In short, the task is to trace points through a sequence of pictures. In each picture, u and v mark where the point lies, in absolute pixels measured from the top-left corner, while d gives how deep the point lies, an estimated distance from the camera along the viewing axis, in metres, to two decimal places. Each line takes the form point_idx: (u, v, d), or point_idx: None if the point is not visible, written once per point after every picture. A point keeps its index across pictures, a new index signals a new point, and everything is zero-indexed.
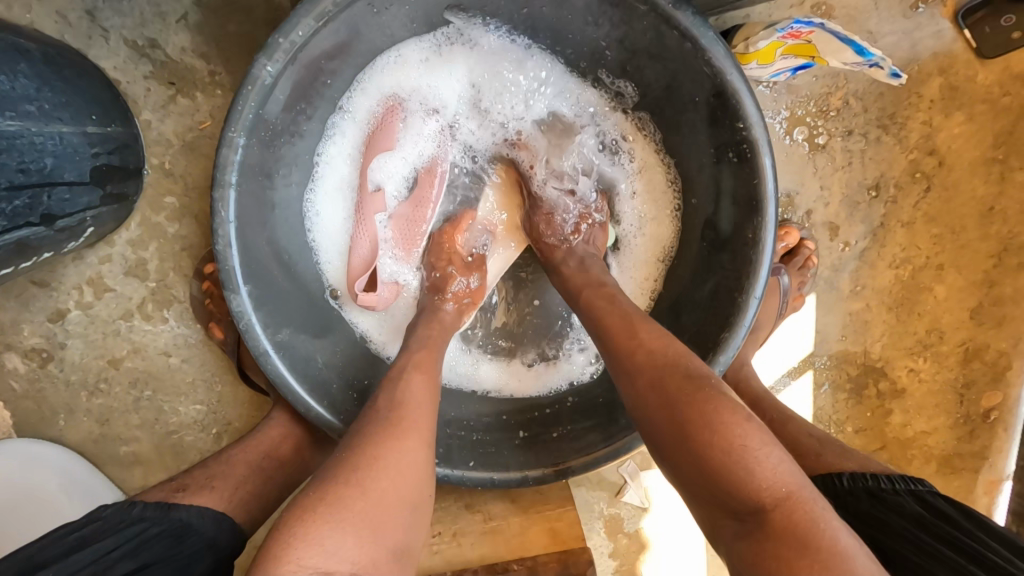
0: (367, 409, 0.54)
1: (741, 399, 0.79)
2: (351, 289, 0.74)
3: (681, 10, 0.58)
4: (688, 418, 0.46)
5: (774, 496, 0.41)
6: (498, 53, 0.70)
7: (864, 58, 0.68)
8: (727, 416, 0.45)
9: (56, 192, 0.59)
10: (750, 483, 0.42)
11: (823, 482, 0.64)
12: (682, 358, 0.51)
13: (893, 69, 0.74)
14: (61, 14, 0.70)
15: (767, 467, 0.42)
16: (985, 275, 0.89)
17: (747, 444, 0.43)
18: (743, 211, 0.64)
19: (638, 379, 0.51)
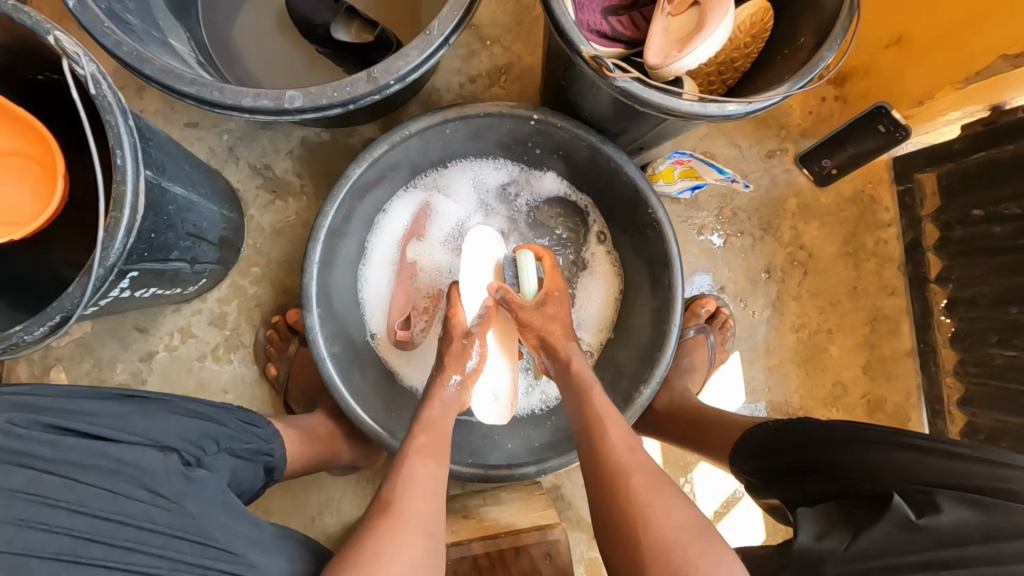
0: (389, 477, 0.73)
1: (689, 413, 0.98)
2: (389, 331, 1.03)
3: (607, 145, 0.89)
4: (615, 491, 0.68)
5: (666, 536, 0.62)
6: (491, 179, 1.07)
7: (725, 175, 1.05)
8: (642, 481, 0.67)
9: (203, 245, 0.87)
10: (651, 526, 0.63)
11: (747, 437, 0.87)
12: (617, 440, 0.73)
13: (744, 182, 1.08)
14: (209, 148, 1.06)
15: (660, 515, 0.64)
16: (865, 339, 1.16)
17: (656, 502, 0.65)
18: (660, 272, 0.94)
19: (607, 467, 0.70)
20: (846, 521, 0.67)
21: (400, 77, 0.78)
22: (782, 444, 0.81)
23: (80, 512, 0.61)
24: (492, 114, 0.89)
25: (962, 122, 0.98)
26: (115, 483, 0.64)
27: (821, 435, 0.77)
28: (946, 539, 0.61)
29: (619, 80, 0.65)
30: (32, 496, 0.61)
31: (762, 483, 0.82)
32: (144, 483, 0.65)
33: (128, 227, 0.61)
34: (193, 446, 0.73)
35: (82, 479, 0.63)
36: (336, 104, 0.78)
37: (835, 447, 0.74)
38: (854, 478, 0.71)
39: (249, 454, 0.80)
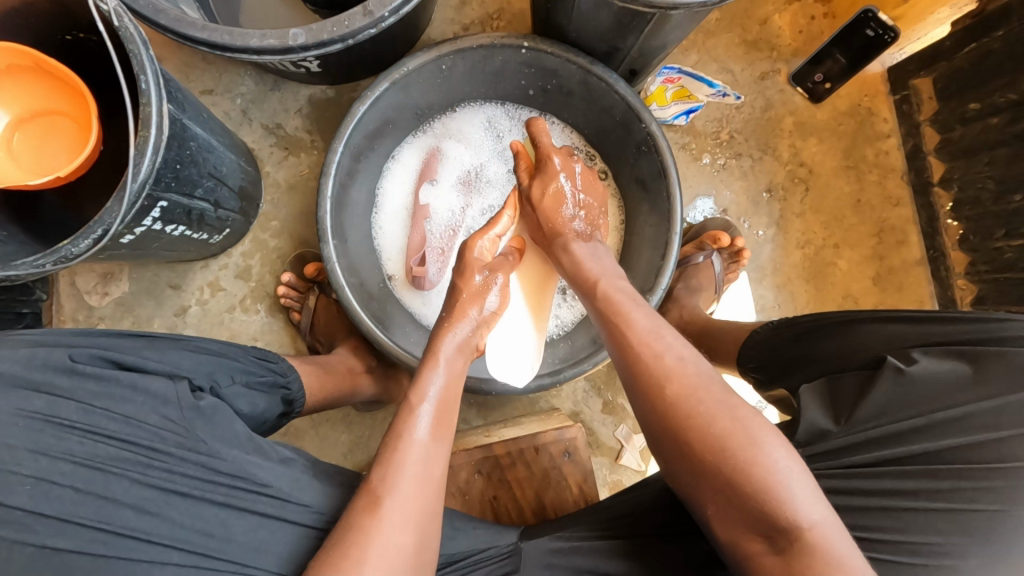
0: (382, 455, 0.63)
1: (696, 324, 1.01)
2: (409, 272, 1.07)
3: (598, 66, 0.92)
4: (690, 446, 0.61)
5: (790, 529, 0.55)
6: (495, 124, 1.11)
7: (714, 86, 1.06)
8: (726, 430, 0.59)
9: (224, 190, 0.93)
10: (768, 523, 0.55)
11: (750, 337, 0.87)
12: (725, 446, 0.58)
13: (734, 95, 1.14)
14: (225, 112, 1.12)
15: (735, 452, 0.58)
16: (874, 251, 1.17)
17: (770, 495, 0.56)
18: (659, 186, 0.96)
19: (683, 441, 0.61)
20: (841, 388, 0.67)
21: (394, 9, 0.83)
22: (781, 340, 0.81)
23: (92, 436, 0.59)
24: (484, 45, 0.93)
25: (951, 20, 1.01)
26: (128, 408, 0.61)
27: (816, 324, 0.77)
28: (933, 386, 0.62)
29: None
30: (44, 421, 0.58)
31: (766, 380, 0.83)
32: (159, 410, 0.62)
33: (156, 147, 0.67)
34: (205, 377, 0.69)
35: (96, 404, 0.60)
36: (337, 39, 0.83)
37: (831, 329, 0.75)
38: (850, 351, 0.72)
39: (265, 387, 0.77)
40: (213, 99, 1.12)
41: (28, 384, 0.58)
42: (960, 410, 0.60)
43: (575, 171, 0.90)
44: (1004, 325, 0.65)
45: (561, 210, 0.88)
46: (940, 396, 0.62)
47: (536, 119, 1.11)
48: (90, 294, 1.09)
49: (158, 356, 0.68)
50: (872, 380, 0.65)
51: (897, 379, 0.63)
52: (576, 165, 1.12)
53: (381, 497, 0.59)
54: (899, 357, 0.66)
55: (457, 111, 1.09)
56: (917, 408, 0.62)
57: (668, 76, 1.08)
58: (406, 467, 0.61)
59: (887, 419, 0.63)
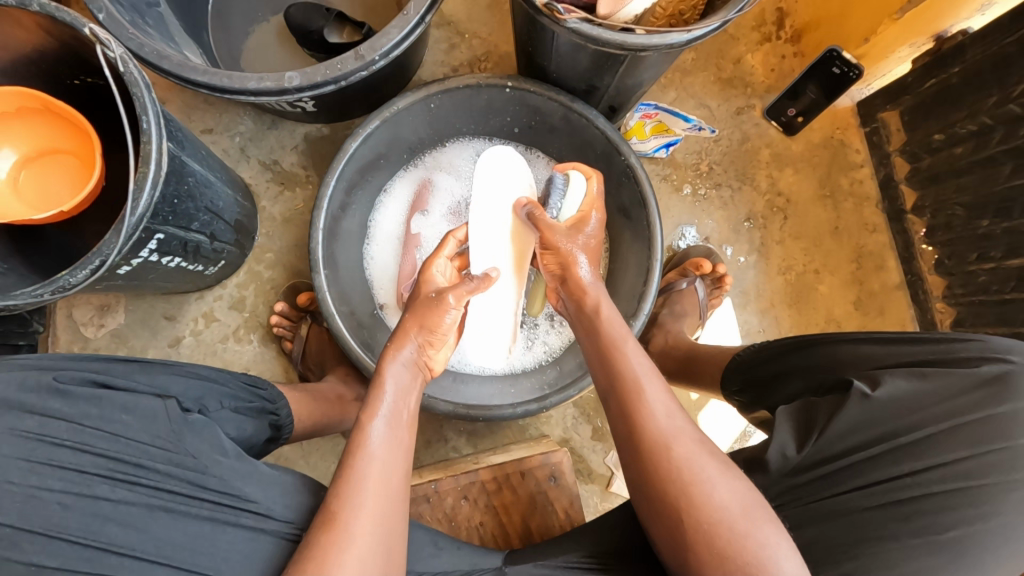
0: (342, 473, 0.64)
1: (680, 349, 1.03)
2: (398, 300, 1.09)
3: (578, 103, 0.97)
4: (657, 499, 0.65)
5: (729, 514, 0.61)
6: (483, 157, 1.15)
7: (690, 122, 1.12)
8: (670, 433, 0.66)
9: (220, 223, 0.96)
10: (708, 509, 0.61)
11: (731, 362, 0.88)
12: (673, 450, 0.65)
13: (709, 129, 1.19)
14: (224, 150, 1.17)
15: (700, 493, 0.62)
16: (853, 276, 1.20)
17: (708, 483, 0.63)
18: (640, 215, 1.00)
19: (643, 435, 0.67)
20: (814, 411, 0.67)
21: (384, 53, 0.88)
22: (760, 364, 0.83)
23: (82, 452, 0.60)
24: (470, 85, 0.98)
25: (911, 58, 1.06)
26: (117, 426, 0.63)
27: (791, 349, 0.79)
28: (898, 404, 0.64)
29: (570, 21, 0.77)
30: (35, 439, 0.59)
31: (750, 403, 0.84)
32: (149, 428, 0.64)
33: (154, 181, 0.71)
34: (195, 400, 0.71)
35: (86, 423, 0.62)
36: (329, 81, 0.88)
37: (806, 353, 0.76)
38: (824, 373, 0.73)
39: (253, 411, 0.78)
40: (213, 138, 1.17)
41: (23, 403, 0.60)
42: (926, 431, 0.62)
43: (592, 244, 0.82)
44: (957, 345, 0.67)
45: (579, 276, 0.79)
46: (908, 417, 0.63)
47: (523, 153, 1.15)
48: (86, 325, 1.11)
49: (149, 379, 0.69)
50: (842, 402, 0.65)
51: (865, 405, 0.64)
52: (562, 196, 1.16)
53: (338, 510, 0.61)
54: (865, 381, 0.66)
55: (446, 146, 1.14)
56: (885, 426, 0.63)
57: (646, 111, 1.12)
58: (367, 483, 0.63)
59: (858, 441, 0.63)
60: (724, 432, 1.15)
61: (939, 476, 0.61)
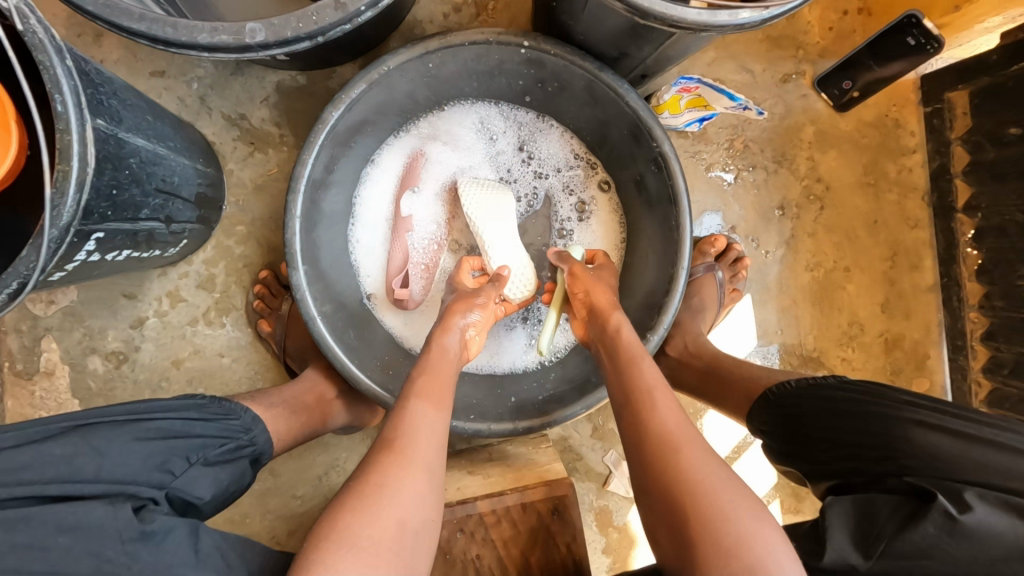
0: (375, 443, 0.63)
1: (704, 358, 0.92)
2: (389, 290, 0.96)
3: (606, 73, 0.81)
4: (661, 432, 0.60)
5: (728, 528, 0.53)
6: (487, 122, 0.98)
7: (736, 103, 0.93)
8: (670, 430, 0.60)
9: (176, 202, 0.82)
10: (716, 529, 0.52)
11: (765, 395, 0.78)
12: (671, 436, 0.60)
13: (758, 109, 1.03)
14: (180, 99, 0.98)
15: (693, 475, 0.56)
16: (884, 275, 1.10)
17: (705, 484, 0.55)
18: (668, 210, 0.87)
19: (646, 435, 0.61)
20: (877, 517, 0.58)
21: (372, 2, 0.69)
22: (806, 417, 0.72)
23: (30, 554, 0.51)
24: (478, 43, 0.81)
25: (1002, 30, 0.91)
26: (67, 517, 0.53)
27: (840, 410, 0.69)
28: (988, 543, 0.53)
29: None
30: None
31: (780, 453, 0.75)
32: (108, 512, 0.54)
33: (81, 181, 0.56)
34: (156, 465, 0.62)
35: (32, 518, 0.53)
36: (303, 37, 0.70)
37: (877, 428, 0.66)
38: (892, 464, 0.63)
39: (228, 456, 0.69)
40: (167, 83, 0.98)
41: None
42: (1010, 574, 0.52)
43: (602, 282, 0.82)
44: None
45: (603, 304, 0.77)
46: (995, 559, 0.53)
47: (534, 120, 0.99)
48: (33, 302, 0.99)
49: (103, 447, 0.60)
50: (916, 518, 0.55)
51: (949, 528, 0.54)
52: (577, 175, 1.01)
53: (395, 440, 0.62)
54: (950, 500, 0.56)
55: (445, 109, 0.97)
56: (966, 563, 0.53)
57: (685, 83, 0.94)
58: (415, 440, 0.63)
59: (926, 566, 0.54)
60: (728, 433, 1.11)
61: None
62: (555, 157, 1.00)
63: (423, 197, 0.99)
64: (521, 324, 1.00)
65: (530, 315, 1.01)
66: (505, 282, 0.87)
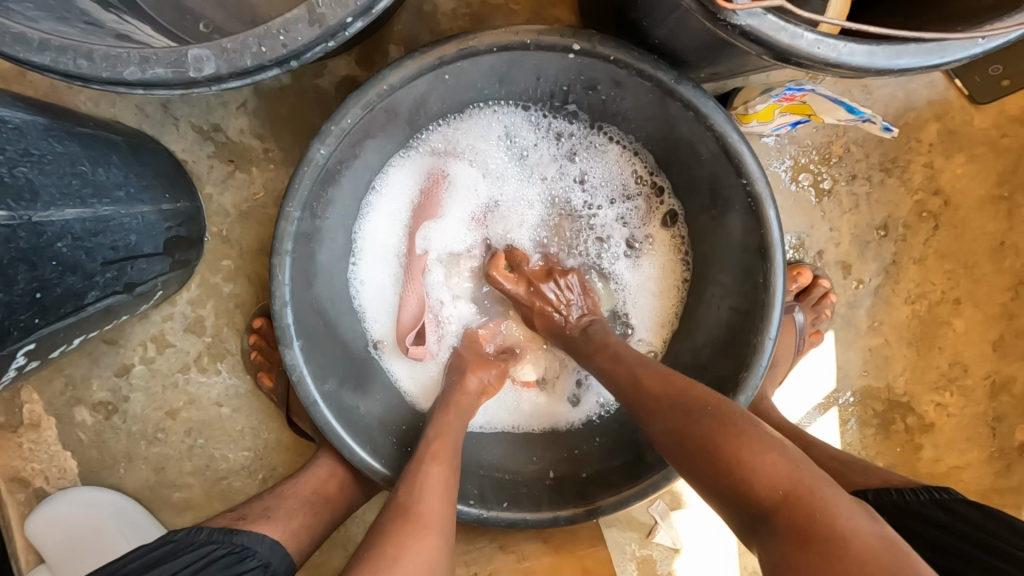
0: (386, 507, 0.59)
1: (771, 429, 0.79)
2: (398, 342, 0.80)
3: (684, 84, 0.61)
4: (710, 426, 0.50)
5: (776, 496, 0.43)
6: (522, 130, 0.78)
7: (857, 115, 0.70)
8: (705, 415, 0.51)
9: (138, 263, 0.66)
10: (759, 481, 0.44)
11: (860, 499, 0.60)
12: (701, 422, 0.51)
13: (885, 123, 0.74)
14: (140, 108, 0.80)
15: (767, 464, 0.45)
16: (1003, 309, 0.90)
17: (745, 451, 0.46)
18: (754, 259, 0.68)
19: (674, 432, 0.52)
20: None
21: (362, 10, 0.49)
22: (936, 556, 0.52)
23: None
24: (509, 48, 0.61)
25: None
26: None
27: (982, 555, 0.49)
28: None
29: (739, 15, 0.39)
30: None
31: None
32: None
33: None
34: None
35: None
36: (269, 65, 0.50)
37: None
38: None
39: None
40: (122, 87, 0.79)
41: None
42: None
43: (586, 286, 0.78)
44: None
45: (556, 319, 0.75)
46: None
47: (581, 128, 0.77)
48: None
49: None
50: None
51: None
52: (634, 197, 0.80)
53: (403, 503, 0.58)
54: None
55: (470, 116, 0.76)
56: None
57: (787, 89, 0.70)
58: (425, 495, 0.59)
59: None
60: None
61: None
62: (607, 173, 0.79)
63: (446, 226, 0.80)
64: (563, 370, 0.85)
65: (576, 358, 0.84)
66: (524, 360, 0.84)
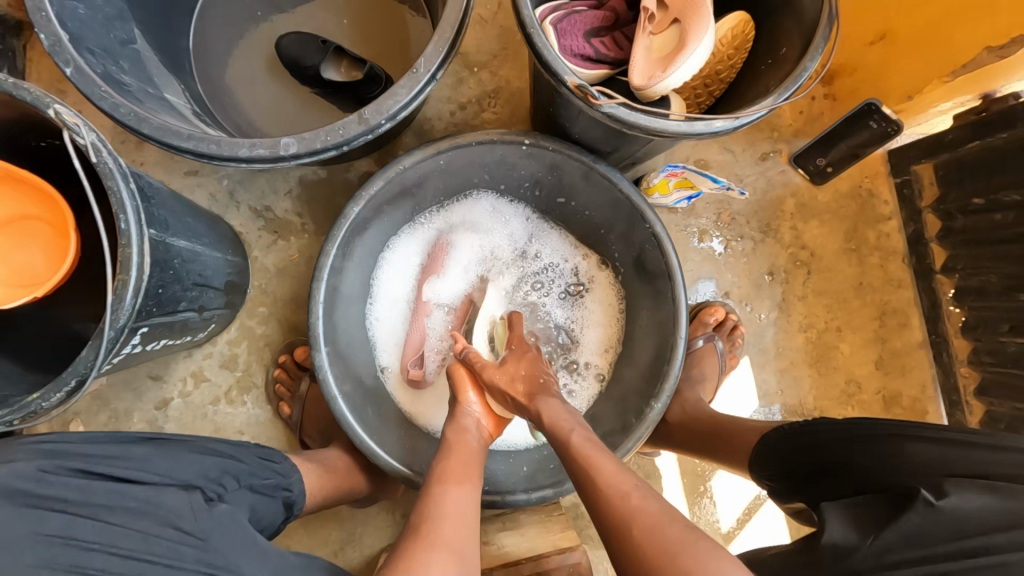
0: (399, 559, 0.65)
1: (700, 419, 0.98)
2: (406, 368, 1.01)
3: (600, 164, 0.90)
4: (637, 535, 0.60)
5: None
6: (499, 208, 1.07)
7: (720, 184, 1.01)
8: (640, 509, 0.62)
9: (209, 292, 0.88)
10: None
11: (757, 442, 0.86)
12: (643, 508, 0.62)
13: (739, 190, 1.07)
14: (212, 195, 1.08)
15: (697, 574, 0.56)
16: (875, 334, 1.15)
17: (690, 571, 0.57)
18: (664, 283, 0.93)
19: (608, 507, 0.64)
20: (874, 514, 0.67)
21: (391, 116, 0.79)
22: (803, 445, 0.79)
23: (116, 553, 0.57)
24: (484, 143, 0.90)
25: (954, 113, 0.99)
26: (145, 523, 0.59)
27: (844, 437, 0.75)
28: (963, 524, 0.61)
29: (605, 107, 0.67)
30: (58, 539, 0.56)
31: (784, 492, 0.81)
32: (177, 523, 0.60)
33: (136, 288, 0.63)
34: (217, 484, 0.69)
35: (112, 519, 0.58)
36: (330, 147, 0.79)
37: (860, 443, 0.74)
38: (885, 473, 0.70)
39: (269, 490, 0.77)
40: (200, 181, 1.08)
41: (42, 504, 0.57)
42: (995, 552, 0.59)
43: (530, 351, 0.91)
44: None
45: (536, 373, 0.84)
46: (971, 535, 0.61)
47: (540, 207, 1.07)
48: None
49: (177, 462, 0.68)
50: (903, 510, 0.64)
51: (929, 514, 0.63)
52: (581, 255, 1.09)
53: (423, 523, 0.69)
54: (930, 489, 0.65)
55: (462, 199, 1.06)
56: (944, 543, 0.61)
57: (672, 170, 1.05)
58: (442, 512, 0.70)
59: (915, 555, 0.62)
60: (737, 495, 1.13)
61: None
62: (559, 239, 1.09)
63: (447, 280, 1.06)
64: None
65: None
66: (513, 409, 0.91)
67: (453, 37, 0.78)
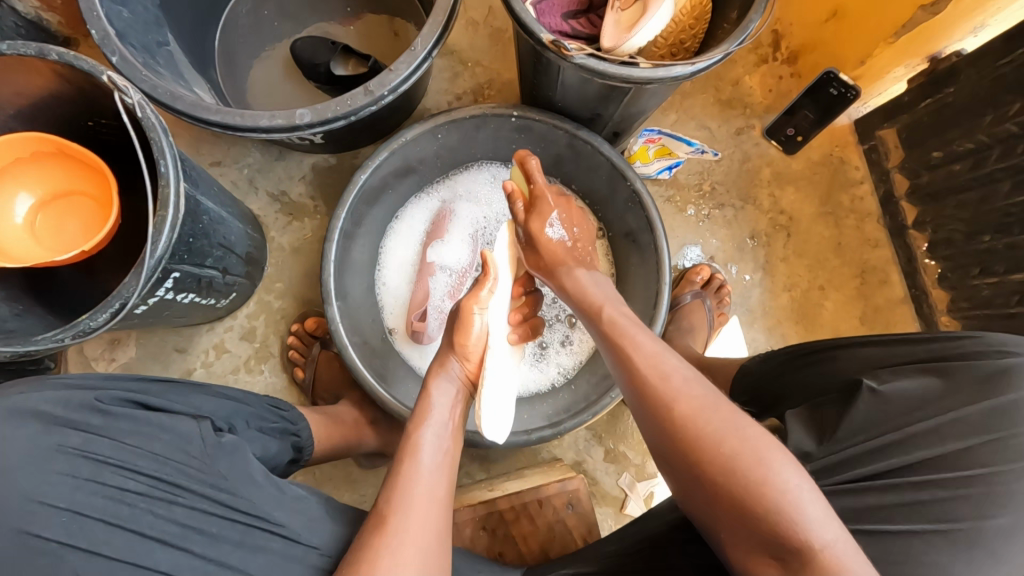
0: (371, 514, 0.65)
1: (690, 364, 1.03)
2: (412, 324, 1.10)
3: (583, 131, 0.98)
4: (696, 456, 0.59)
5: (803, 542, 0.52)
6: (499, 181, 1.17)
7: (692, 146, 1.17)
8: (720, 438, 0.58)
9: (232, 257, 0.98)
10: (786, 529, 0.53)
11: (740, 371, 0.89)
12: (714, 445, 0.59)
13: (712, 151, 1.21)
14: (233, 183, 1.18)
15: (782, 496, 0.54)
16: (857, 292, 1.21)
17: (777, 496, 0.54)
18: (647, 236, 1.00)
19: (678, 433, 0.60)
20: (823, 412, 0.69)
21: (393, 88, 0.89)
22: (770, 368, 0.83)
23: (122, 472, 0.60)
24: (476, 116, 0.99)
25: (907, 78, 1.08)
26: (156, 446, 0.62)
27: (810, 351, 0.78)
28: (904, 400, 0.65)
29: (577, 58, 0.78)
30: (74, 454, 0.59)
31: (760, 410, 0.84)
32: (183, 448, 0.63)
33: (173, 225, 0.72)
34: (225, 419, 0.71)
35: (126, 441, 0.62)
36: (340, 117, 0.89)
37: (816, 355, 0.77)
38: (832, 378, 0.73)
39: (277, 433, 0.79)
40: (223, 171, 1.19)
41: (67, 422, 0.60)
42: (940, 419, 0.63)
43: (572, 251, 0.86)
44: (963, 342, 0.67)
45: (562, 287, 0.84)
46: (915, 408, 0.65)
47: (539, 182, 1.17)
48: (97, 360, 1.12)
49: (182, 400, 0.69)
50: (849, 405, 0.67)
51: (874, 400, 0.66)
52: None
53: (388, 514, 0.64)
54: (871, 377, 0.69)
55: (464, 171, 1.16)
56: (895, 421, 0.65)
57: (649, 136, 1.18)
58: (412, 494, 0.65)
59: (873, 437, 0.65)
60: None
61: (945, 468, 0.62)
62: None
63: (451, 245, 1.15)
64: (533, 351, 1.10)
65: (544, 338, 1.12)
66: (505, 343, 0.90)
67: (447, 18, 0.88)
